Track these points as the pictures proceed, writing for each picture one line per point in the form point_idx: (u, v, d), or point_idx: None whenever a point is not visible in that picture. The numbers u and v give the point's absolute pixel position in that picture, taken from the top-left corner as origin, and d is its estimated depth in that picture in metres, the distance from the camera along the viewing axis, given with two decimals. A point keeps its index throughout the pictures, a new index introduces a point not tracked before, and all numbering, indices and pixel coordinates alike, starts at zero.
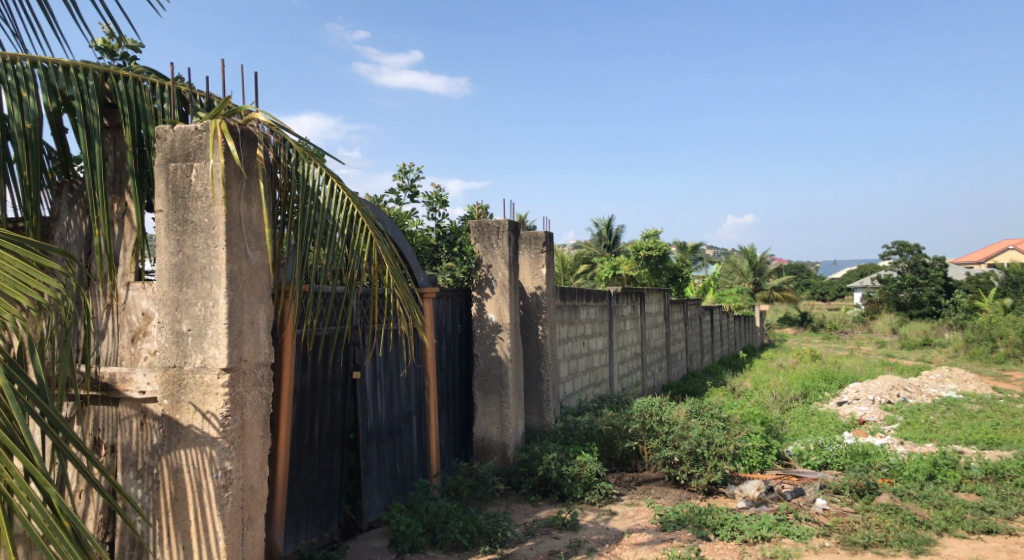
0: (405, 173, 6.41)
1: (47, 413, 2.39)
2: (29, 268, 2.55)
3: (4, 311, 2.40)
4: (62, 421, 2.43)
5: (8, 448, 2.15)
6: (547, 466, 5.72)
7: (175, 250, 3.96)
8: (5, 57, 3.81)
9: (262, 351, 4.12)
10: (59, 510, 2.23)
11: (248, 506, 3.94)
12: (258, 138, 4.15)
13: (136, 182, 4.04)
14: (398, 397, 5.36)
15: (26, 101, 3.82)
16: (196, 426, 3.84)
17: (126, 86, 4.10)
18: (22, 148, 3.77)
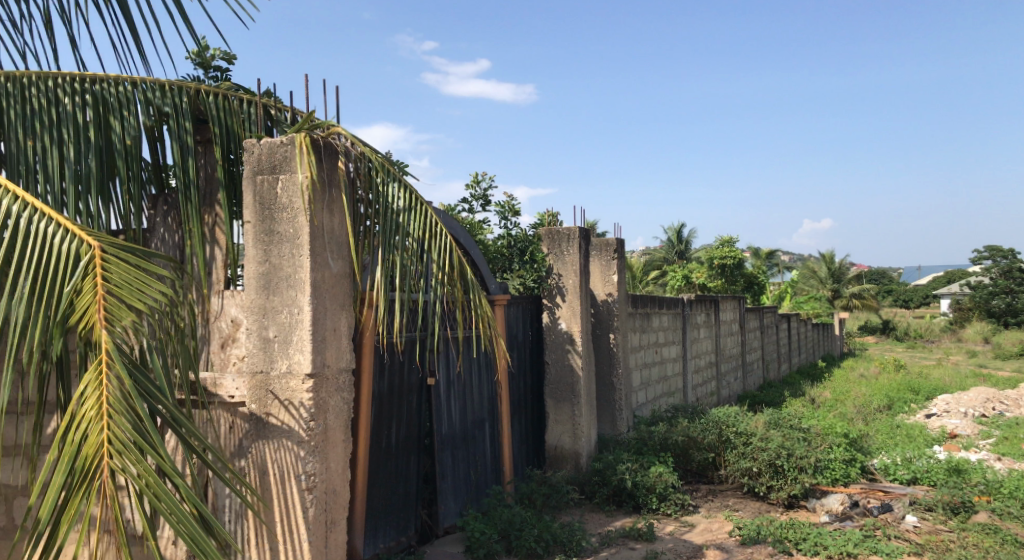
0: (476, 181, 6.47)
1: (168, 409, 2.60)
2: (142, 276, 2.73)
3: (125, 318, 2.58)
4: (181, 414, 2.63)
5: (140, 446, 2.37)
6: (621, 475, 5.68)
7: (262, 259, 4.12)
8: (109, 79, 4.09)
9: (344, 357, 4.25)
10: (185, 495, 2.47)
11: (331, 509, 4.06)
12: (338, 151, 4.29)
13: (225, 194, 4.24)
14: (471, 403, 5.41)
15: (127, 118, 4.09)
16: (282, 430, 3.97)
17: (217, 102, 4.28)
18: (123, 162, 4.03)
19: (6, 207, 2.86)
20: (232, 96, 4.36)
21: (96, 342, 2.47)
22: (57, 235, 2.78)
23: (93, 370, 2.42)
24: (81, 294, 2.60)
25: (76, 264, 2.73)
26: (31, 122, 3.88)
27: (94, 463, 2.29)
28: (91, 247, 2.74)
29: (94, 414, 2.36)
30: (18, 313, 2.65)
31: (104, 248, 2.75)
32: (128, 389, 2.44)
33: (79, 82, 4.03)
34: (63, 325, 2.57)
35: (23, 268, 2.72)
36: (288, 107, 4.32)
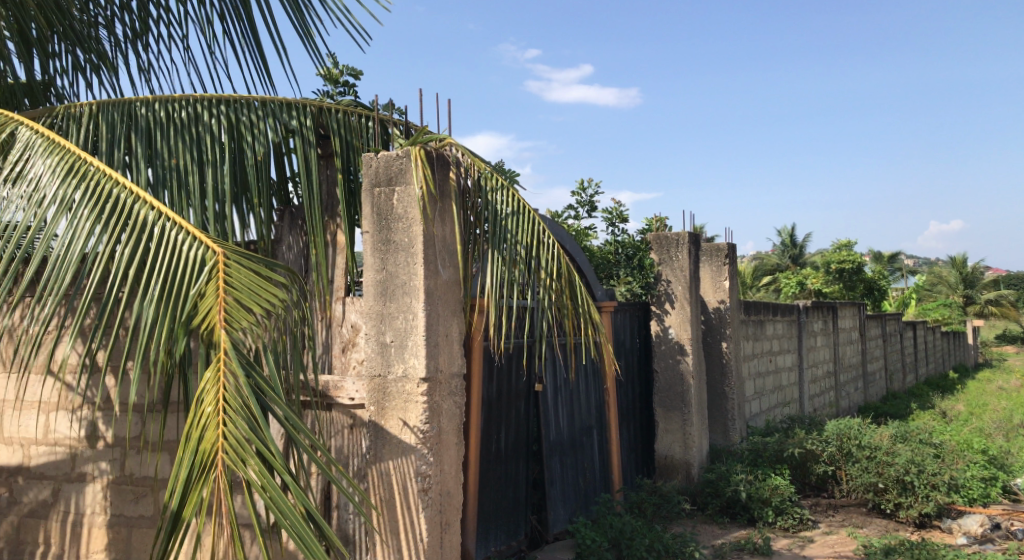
0: (584, 188, 6.47)
1: (282, 410, 2.72)
2: (262, 281, 2.88)
3: (243, 319, 2.72)
4: (294, 413, 2.74)
5: (254, 445, 2.49)
6: (735, 487, 5.52)
7: (379, 268, 4.28)
8: (241, 100, 4.47)
9: (455, 362, 4.36)
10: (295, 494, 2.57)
11: (446, 511, 4.17)
12: (450, 162, 4.45)
13: (346, 208, 4.48)
14: (579, 410, 5.41)
15: (258, 134, 4.39)
16: (399, 432, 4.11)
17: (339, 118, 4.58)
18: (253, 176, 4.29)
19: (145, 218, 3.11)
20: (352, 113, 4.62)
21: (215, 342, 2.63)
22: (188, 243, 3.00)
23: (211, 368, 2.58)
24: (204, 297, 2.78)
25: (202, 269, 2.92)
26: (172, 141, 4.23)
27: (210, 457, 2.44)
28: (215, 253, 2.93)
29: (211, 410, 2.52)
30: (152, 314, 2.86)
31: (227, 254, 2.93)
32: (243, 385, 2.58)
33: (216, 102, 4.43)
34: (187, 325, 2.74)
35: (159, 273, 2.95)
36: (403, 120, 4.48)
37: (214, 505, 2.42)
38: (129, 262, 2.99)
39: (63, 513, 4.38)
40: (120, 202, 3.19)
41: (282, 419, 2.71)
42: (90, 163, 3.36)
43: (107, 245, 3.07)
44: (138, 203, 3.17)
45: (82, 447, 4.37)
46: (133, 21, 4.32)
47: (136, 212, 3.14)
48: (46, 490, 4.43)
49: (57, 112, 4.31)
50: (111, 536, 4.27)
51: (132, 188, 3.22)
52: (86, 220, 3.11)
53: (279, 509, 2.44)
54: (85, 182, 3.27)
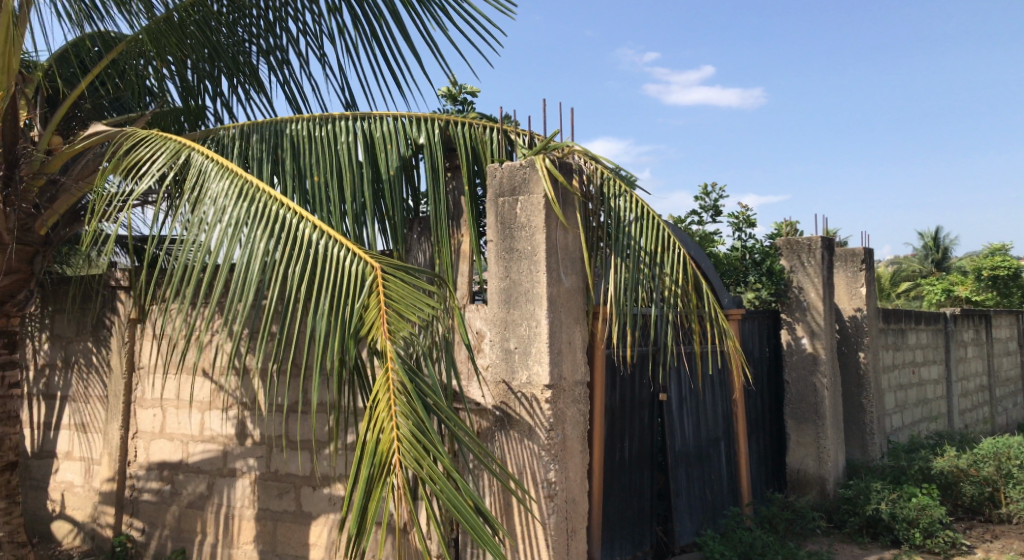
0: (706, 193, 6.32)
1: (441, 409, 2.93)
2: (414, 288, 3.12)
3: (402, 326, 2.94)
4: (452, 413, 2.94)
5: (424, 446, 2.66)
6: (876, 505, 5.22)
7: (503, 275, 4.36)
8: (377, 117, 4.75)
9: (579, 370, 4.37)
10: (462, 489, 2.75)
11: (571, 517, 4.19)
12: (574, 169, 4.48)
13: (471, 218, 4.61)
14: (706, 421, 5.29)
15: (391, 149, 4.62)
16: (525, 438, 4.17)
17: (464, 130, 4.72)
18: (386, 191, 4.53)
19: (310, 236, 3.40)
20: (477, 124, 4.76)
21: (381, 351, 2.84)
22: (349, 258, 3.26)
23: (381, 376, 2.80)
24: (368, 309, 3.01)
25: (362, 282, 3.17)
26: (315, 159, 4.54)
27: (389, 456, 2.60)
28: (374, 268, 3.17)
29: (385, 414, 2.71)
30: (324, 327, 3.13)
31: (383, 268, 3.18)
32: (409, 390, 2.79)
33: (354, 120, 4.74)
34: (356, 336, 3.01)
35: (326, 288, 3.22)
36: (527, 131, 4.56)
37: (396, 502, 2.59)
38: (298, 278, 3.28)
39: (217, 505, 4.74)
40: (285, 221, 3.49)
41: (443, 421, 2.90)
42: (257, 187, 3.65)
43: (278, 262, 3.37)
44: (302, 222, 3.46)
45: (234, 445, 4.73)
46: (274, 47, 4.61)
47: (301, 231, 3.43)
48: (202, 483, 4.81)
49: (215, 135, 4.69)
50: (259, 528, 4.58)
51: (296, 209, 3.50)
52: (260, 239, 3.41)
53: (451, 503, 2.59)
54: (253, 204, 3.57)
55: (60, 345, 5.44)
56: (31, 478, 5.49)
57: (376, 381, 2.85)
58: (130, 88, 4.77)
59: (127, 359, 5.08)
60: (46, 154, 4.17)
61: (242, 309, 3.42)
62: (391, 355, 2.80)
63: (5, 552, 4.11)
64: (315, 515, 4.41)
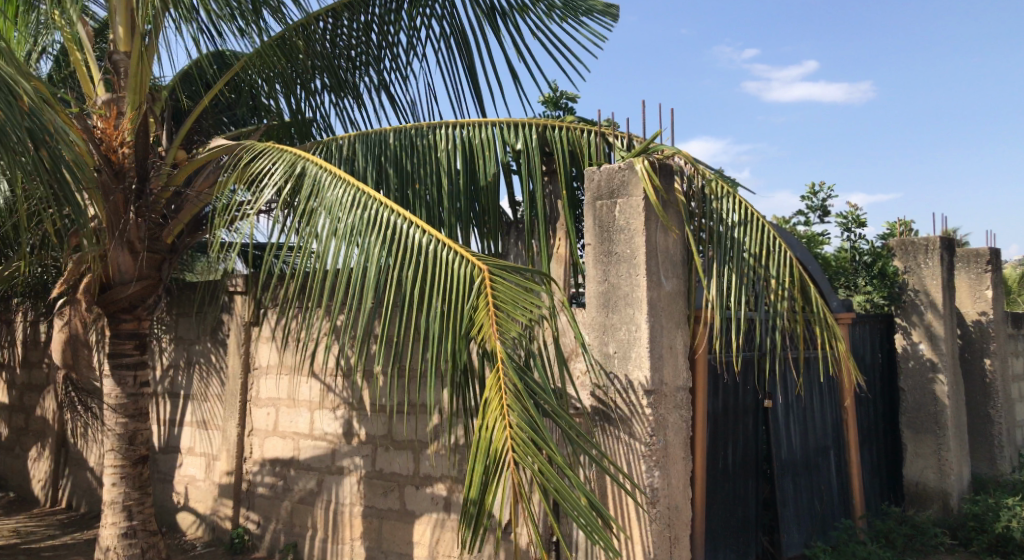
0: (815, 193, 6.10)
1: (552, 407, 2.99)
2: (525, 292, 3.16)
3: (512, 327, 3.02)
4: (562, 411, 2.99)
5: (537, 442, 2.75)
6: (1007, 523, 4.88)
7: (602, 279, 4.34)
8: (477, 124, 4.83)
9: (681, 375, 4.29)
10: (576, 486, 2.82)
11: (674, 525, 4.12)
12: (675, 172, 4.41)
13: (569, 222, 4.61)
14: (813, 430, 5.09)
15: (490, 154, 4.68)
16: (626, 442, 4.13)
17: (562, 134, 4.74)
18: (485, 197, 4.60)
19: (420, 240, 3.53)
20: (575, 127, 4.75)
21: (492, 351, 2.94)
22: (459, 261, 3.37)
23: (492, 376, 2.90)
24: (478, 310, 3.12)
25: (471, 284, 3.28)
26: (417, 167, 4.67)
27: (504, 452, 2.71)
28: (481, 270, 3.27)
29: (497, 413, 2.81)
30: (437, 329, 3.26)
31: (490, 269, 3.26)
32: (520, 390, 2.87)
33: (454, 128, 4.83)
34: (466, 336, 3.15)
35: (437, 290, 3.33)
36: (625, 133, 4.52)
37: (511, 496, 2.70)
38: (412, 280, 3.42)
39: (326, 501, 4.94)
40: (395, 226, 3.63)
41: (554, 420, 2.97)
42: (368, 195, 3.79)
43: (390, 267, 3.53)
44: (412, 227, 3.60)
45: (341, 443, 4.92)
46: (375, 60, 4.77)
47: (412, 236, 3.56)
48: (312, 480, 5.02)
49: (323, 146, 4.89)
50: (365, 525, 4.74)
51: (406, 215, 3.64)
52: (373, 244, 3.57)
53: (564, 498, 2.68)
54: (364, 211, 3.72)
55: (183, 346, 5.80)
56: (158, 471, 5.88)
57: (488, 380, 2.96)
58: (245, 103, 5.03)
59: (243, 360, 5.36)
60: (172, 167, 4.48)
61: (362, 313, 3.61)
62: (502, 355, 2.89)
63: (139, 540, 4.42)
64: (419, 514, 4.51)
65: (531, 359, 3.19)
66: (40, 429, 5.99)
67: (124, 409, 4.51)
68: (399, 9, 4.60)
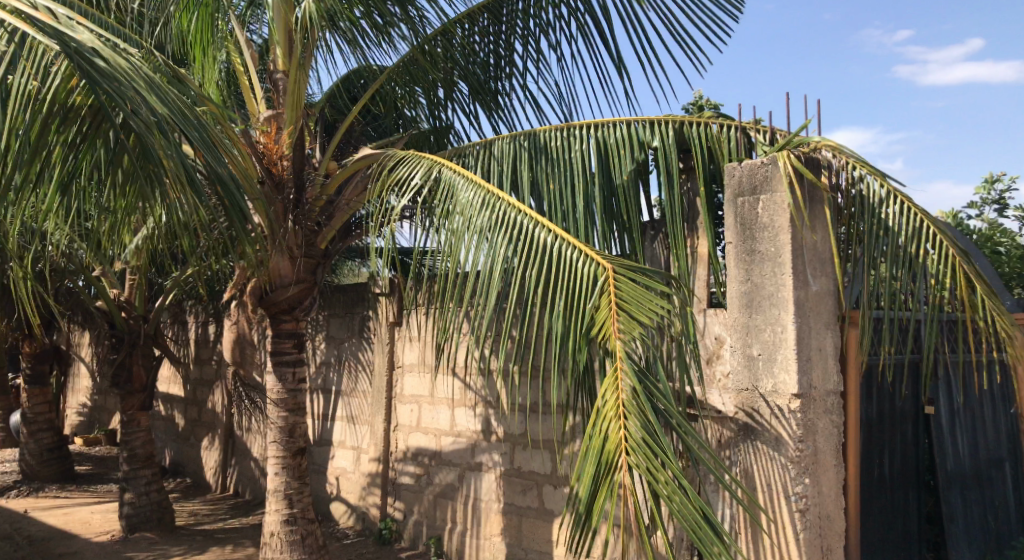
0: (991, 185, 5.60)
1: (672, 413, 2.81)
2: (652, 294, 3.01)
3: (634, 329, 2.87)
4: (683, 418, 2.79)
5: (653, 449, 2.58)
6: None
7: (744, 278, 4.20)
8: (611, 123, 4.79)
9: (831, 379, 4.08)
10: (695, 503, 2.61)
11: (826, 535, 3.92)
12: (822, 165, 4.18)
13: (708, 220, 4.50)
14: (985, 440, 4.72)
15: (624, 155, 4.62)
16: (771, 448, 3.98)
17: (699, 131, 4.58)
18: (621, 198, 4.57)
19: (545, 240, 3.49)
20: (712, 123, 4.59)
21: (612, 350, 2.80)
22: (582, 259, 3.28)
23: (610, 377, 2.76)
24: (600, 310, 3.02)
25: (595, 282, 3.18)
26: (551, 169, 4.70)
27: (615, 456, 2.56)
28: (606, 269, 3.15)
29: (612, 415, 2.67)
30: (560, 328, 3.20)
31: (615, 269, 3.15)
32: (640, 394, 2.71)
33: (587, 128, 4.81)
34: (587, 336, 3.07)
35: (561, 289, 3.28)
36: (768, 127, 4.33)
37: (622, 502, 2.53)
38: (536, 280, 3.39)
39: (466, 496, 5.08)
40: (521, 225, 3.63)
41: (674, 428, 2.78)
42: (498, 197, 3.83)
43: (516, 265, 3.53)
44: (538, 227, 3.56)
45: (480, 440, 5.05)
46: (505, 64, 4.82)
47: (537, 236, 3.53)
48: (453, 474, 5.18)
49: (461, 151, 5.03)
50: (505, 522, 4.83)
51: (532, 214, 3.62)
52: (500, 245, 3.60)
53: (679, 511, 2.47)
54: (493, 212, 3.75)
55: (334, 345, 6.15)
56: (314, 462, 6.27)
57: (605, 379, 2.82)
58: (389, 111, 5.27)
59: (388, 358, 5.61)
60: (324, 177, 4.78)
61: (490, 312, 3.67)
62: (621, 355, 2.75)
63: (299, 526, 4.72)
64: (558, 513, 4.56)
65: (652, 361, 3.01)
66: (211, 421, 6.55)
67: (284, 403, 4.85)
68: (532, 12, 4.62)
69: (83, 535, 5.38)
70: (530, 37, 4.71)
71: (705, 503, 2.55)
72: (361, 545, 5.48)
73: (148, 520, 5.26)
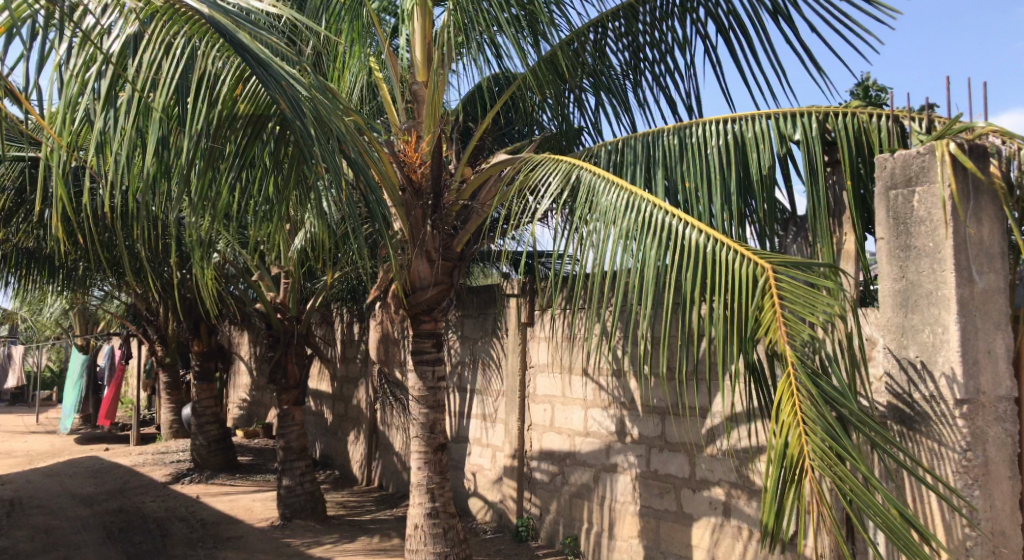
0: None
1: (850, 411, 2.74)
2: (814, 293, 2.90)
3: (800, 330, 2.82)
4: (863, 415, 2.73)
5: (838, 452, 2.57)
6: None
7: (898, 276, 3.94)
8: (748, 118, 4.58)
9: (1002, 383, 3.77)
10: (890, 500, 2.59)
11: (1001, 552, 3.62)
12: (989, 152, 3.84)
13: (857, 216, 4.27)
14: None
15: (763, 152, 4.42)
16: (934, 458, 3.73)
17: (846, 121, 4.34)
18: (761, 194, 4.41)
19: (695, 240, 3.44)
20: (860, 112, 4.34)
21: (781, 354, 2.77)
22: (737, 259, 3.21)
23: (782, 380, 2.74)
24: (764, 311, 2.96)
25: (755, 283, 3.11)
26: (687, 168, 4.59)
27: (799, 463, 2.59)
28: (765, 268, 3.08)
29: (790, 421, 2.66)
30: (720, 331, 3.15)
31: (775, 268, 3.06)
32: (816, 397, 2.67)
33: (724, 123, 4.64)
34: (752, 338, 3.02)
35: (718, 289, 3.22)
36: (925, 114, 4.03)
37: (810, 506, 2.57)
38: (689, 282, 3.34)
39: (602, 497, 5.08)
40: (668, 226, 3.60)
41: (855, 425, 2.73)
42: (642, 197, 3.81)
43: (667, 267, 3.50)
44: (687, 227, 3.51)
45: (615, 440, 5.04)
46: (638, 64, 4.78)
47: (687, 236, 3.48)
48: (588, 474, 5.20)
49: (592, 152, 5.05)
50: (643, 524, 4.79)
51: (678, 214, 3.58)
52: (650, 246, 3.58)
53: (872, 511, 2.48)
54: (638, 214, 3.74)
55: (469, 345, 6.33)
56: (452, 458, 6.47)
57: (778, 385, 2.80)
58: (522, 116, 5.37)
59: (521, 358, 5.70)
60: (461, 183, 4.93)
61: (639, 314, 3.66)
62: (791, 359, 2.72)
63: (441, 520, 4.89)
64: (697, 517, 4.47)
65: (823, 361, 2.95)
66: (356, 416, 6.90)
67: (426, 400, 5.04)
68: (669, 13, 4.56)
69: (246, 521, 5.82)
70: (664, 37, 4.67)
71: (902, 502, 2.51)
72: (498, 541, 5.60)
73: (303, 509, 5.61)
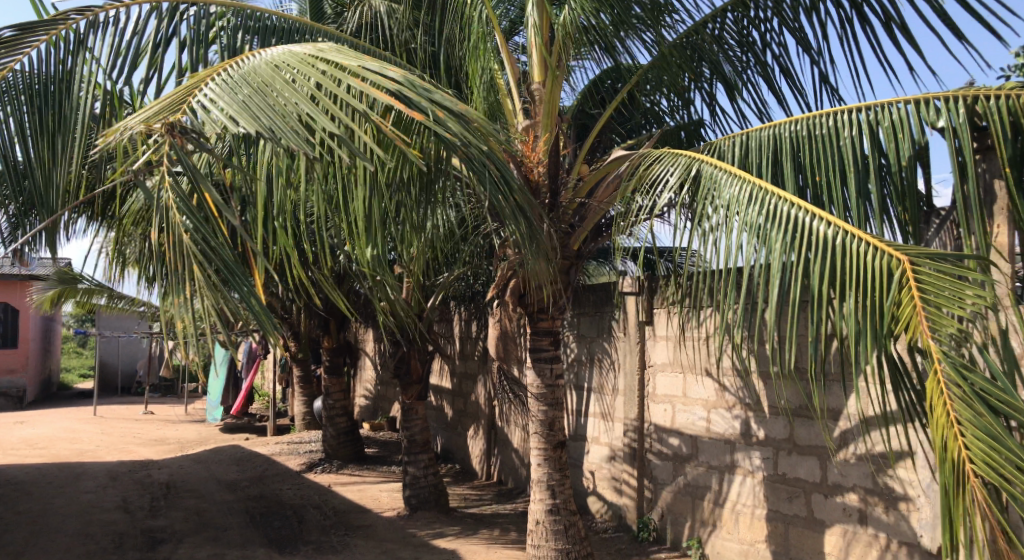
0: None
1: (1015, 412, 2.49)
2: (960, 286, 2.65)
3: (948, 327, 2.58)
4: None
5: (1004, 453, 2.37)
6: None
7: None
8: (883, 104, 4.22)
9: None
10: None
11: None
12: None
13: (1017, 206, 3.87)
14: None
15: (902, 141, 4.09)
16: None
17: (1001, 103, 3.90)
18: (897, 185, 4.12)
19: (823, 233, 3.27)
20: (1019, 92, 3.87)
21: (926, 350, 2.58)
22: (871, 252, 3.03)
23: (930, 377, 2.58)
24: (902, 306, 2.77)
25: (891, 277, 2.92)
26: (815, 157, 4.36)
27: (958, 465, 2.43)
28: (901, 260, 2.89)
29: (944, 422, 2.50)
30: (854, 328, 2.97)
31: (915, 260, 2.86)
32: (970, 396, 2.48)
33: (857, 111, 4.31)
34: (889, 335, 2.83)
35: (852, 284, 3.05)
36: None
37: (977, 513, 2.39)
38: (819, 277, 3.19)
39: (726, 500, 4.93)
40: (795, 219, 3.45)
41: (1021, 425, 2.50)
42: (766, 190, 3.66)
43: (796, 262, 3.36)
44: (815, 220, 3.35)
45: (739, 442, 4.88)
46: (761, 53, 4.61)
47: (815, 230, 3.32)
48: (711, 476, 5.06)
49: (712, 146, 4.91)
50: (771, 529, 4.62)
51: (806, 206, 3.41)
52: (775, 241, 3.44)
53: None
54: (762, 207, 3.60)
55: (586, 343, 6.31)
56: (571, 456, 6.49)
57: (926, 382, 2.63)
58: (641, 112, 5.30)
59: (639, 357, 5.63)
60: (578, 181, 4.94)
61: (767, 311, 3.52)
62: (938, 355, 2.53)
63: (562, 517, 4.91)
64: (830, 524, 4.28)
65: (974, 356, 2.71)
66: (476, 412, 7.04)
67: (544, 397, 5.07)
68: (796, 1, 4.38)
69: (374, 511, 6.07)
70: (791, 24, 4.48)
71: None
72: (618, 540, 5.56)
73: (427, 501, 5.79)
